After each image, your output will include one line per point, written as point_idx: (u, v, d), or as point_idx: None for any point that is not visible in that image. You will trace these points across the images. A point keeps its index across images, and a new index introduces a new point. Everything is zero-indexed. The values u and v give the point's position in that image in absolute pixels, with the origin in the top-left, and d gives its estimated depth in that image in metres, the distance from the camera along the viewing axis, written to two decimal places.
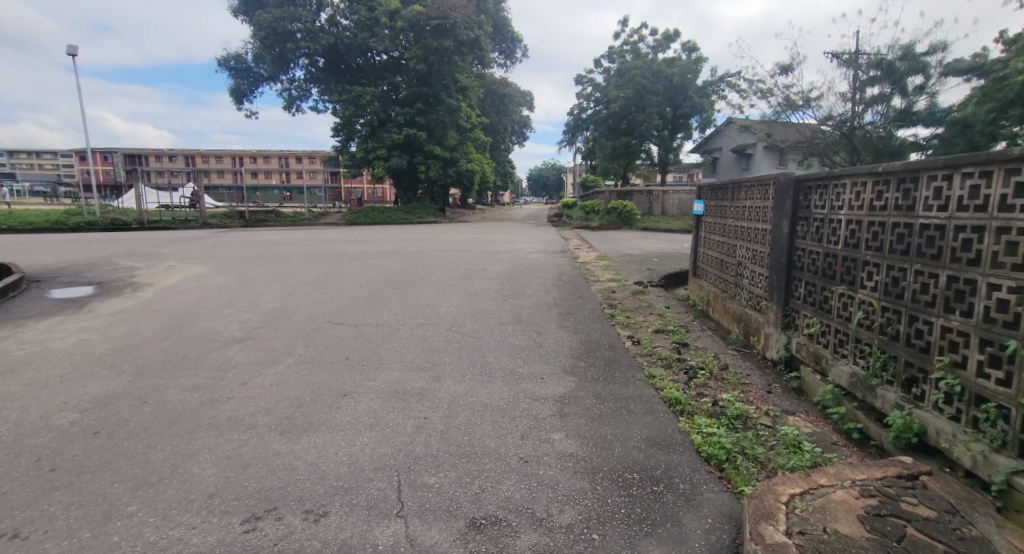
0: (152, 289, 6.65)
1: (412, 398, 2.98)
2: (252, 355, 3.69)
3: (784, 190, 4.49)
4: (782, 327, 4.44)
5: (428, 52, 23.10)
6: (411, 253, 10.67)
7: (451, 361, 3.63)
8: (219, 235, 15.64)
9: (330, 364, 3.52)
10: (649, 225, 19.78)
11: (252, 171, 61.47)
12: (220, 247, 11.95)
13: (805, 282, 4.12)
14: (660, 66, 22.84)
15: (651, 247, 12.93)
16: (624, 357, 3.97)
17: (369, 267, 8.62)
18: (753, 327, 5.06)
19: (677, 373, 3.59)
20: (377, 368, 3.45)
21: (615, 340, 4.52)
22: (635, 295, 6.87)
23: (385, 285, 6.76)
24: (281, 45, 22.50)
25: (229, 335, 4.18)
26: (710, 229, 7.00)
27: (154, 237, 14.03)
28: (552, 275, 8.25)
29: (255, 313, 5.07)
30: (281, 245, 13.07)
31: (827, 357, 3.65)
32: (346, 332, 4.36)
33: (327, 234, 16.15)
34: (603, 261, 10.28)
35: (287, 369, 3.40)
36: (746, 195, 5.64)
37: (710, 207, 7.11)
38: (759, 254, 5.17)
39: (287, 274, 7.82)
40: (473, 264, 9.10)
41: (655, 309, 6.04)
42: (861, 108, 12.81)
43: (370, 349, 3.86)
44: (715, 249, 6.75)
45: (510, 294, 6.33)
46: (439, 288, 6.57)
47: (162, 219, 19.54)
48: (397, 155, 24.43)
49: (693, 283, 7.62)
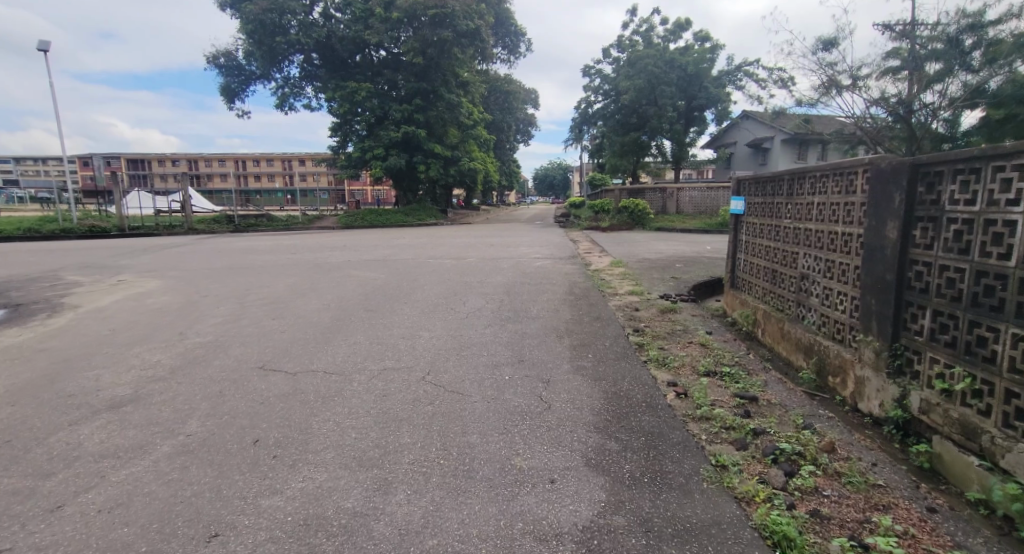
0: (73, 314, 5.49)
1: (328, 542, 1.72)
2: (115, 435, 2.45)
3: (888, 176, 3.19)
4: (889, 372, 3.14)
5: (426, 44, 21.97)
6: (400, 261, 9.46)
7: (412, 449, 2.36)
8: (200, 242, 14.54)
9: (221, 457, 2.25)
10: (663, 225, 18.43)
11: (254, 174, 60.74)
12: (192, 257, 10.78)
13: (934, 311, 2.82)
14: (673, 54, 21.51)
15: (670, 250, 11.61)
16: (672, 428, 2.70)
17: (347, 280, 7.41)
18: (835, 366, 3.75)
19: (764, 465, 2.29)
20: (294, 465, 2.20)
21: (654, 393, 3.23)
22: (664, 314, 5.61)
23: (357, 306, 5.52)
24: (270, 39, 21.41)
25: (107, 395, 2.96)
26: (756, 233, 5.73)
27: (127, 245, 12.92)
28: (561, 288, 6.97)
29: (171, 353, 3.85)
30: (263, 252, 11.90)
31: (994, 435, 2.35)
32: (278, 385, 3.12)
33: (315, 239, 15.01)
34: (619, 267, 9.02)
35: (150, 469, 2.16)
36: (813, 187, 4.36)
37: (754, 205, 5.85)
38: (840, 266, 3.88)
39: (248, 291, 6.63)
40: (470, 275, 7.88)
41: (694, 334, 4.78)
42: (916, 90, 11.68)
43: (298, 422, 2.61)
44: (763, 256, 5.50)
45: (509, 318, 5.05)
46: (422, 310, 5.33)
47: (144, 225, 18.51)
48: (394, 154, 23.27)
49: (731, 296, 6.38)
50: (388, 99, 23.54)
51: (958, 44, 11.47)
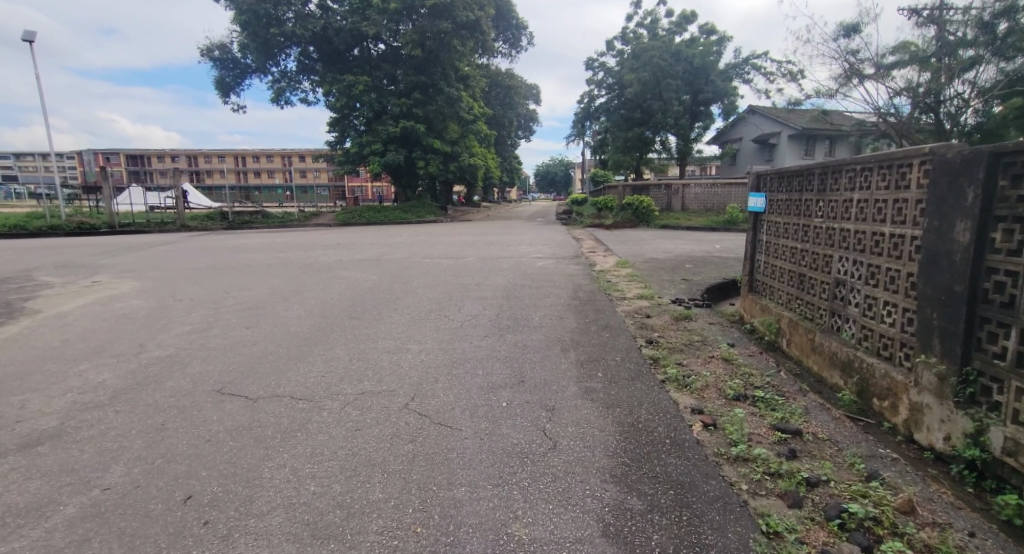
0: (29, 320, 5.00)
1: None
2: (11, 489, 1.96)
3: (959, 169, 2.69)
4: (957, 401, 2.66)
5: (424, 36, 21.45)
6: (395, 261, 8.98)
7: (385, 510, 1.88)
8: (189, 240, 14.05)
9: (137, 524, 1.77)
10: (668, 222, 17.89)
11: (254, 171, 60.32)
12: (176, 256, 10.28)
13: (1021, 331, 2.33)
14: (678, 47, 20.93)
15: (678, 250, 11.10)
16: (705, 475, 2.21)
17: (335, 283, 6.93)
18: (883, 388, 3.27)
19: (829, 533, 1.81)
20: (228, 536, 1.71)
21: (677, 424, 2.74)
22: (678, 321, 5.14)
23: (342, 313, 5.04)
24: (265, 31, 20.90)
25: (25, 429, 2.47)
26: (779, 232, 5.24)
27: (112, 244, 12.44)
28: (565, 291, 6.48)
29: (120, 371, 3.35)
30: (252, 251, 11.42)
31: None
32: (232, 416, 2.63)
33: (309, 237, 14.54)
34: (626, 268, 8.53)
35: (38, 544, 1.67)
36: (852, 182, 3.86)
37: (777, 201, 5.36)
38: (888, 273, 3.38)
39: (227, 294, 6.15)
40: (468, 276, 7.40)
41: (714, 345, 4.31)
42: (945, 79, 11.22)
43: (247, 469, 2.12)
44: (788, 258, 5.01)
45: (508, 328, 4.56)
46: (412, 318, 4.83)
47: (135, 222, 18.05)
48: (393, 150, 22.79)
49: (749, 301, 5.91)
50: (387, 93, 23.04)
51: (991, 28, 10.82)
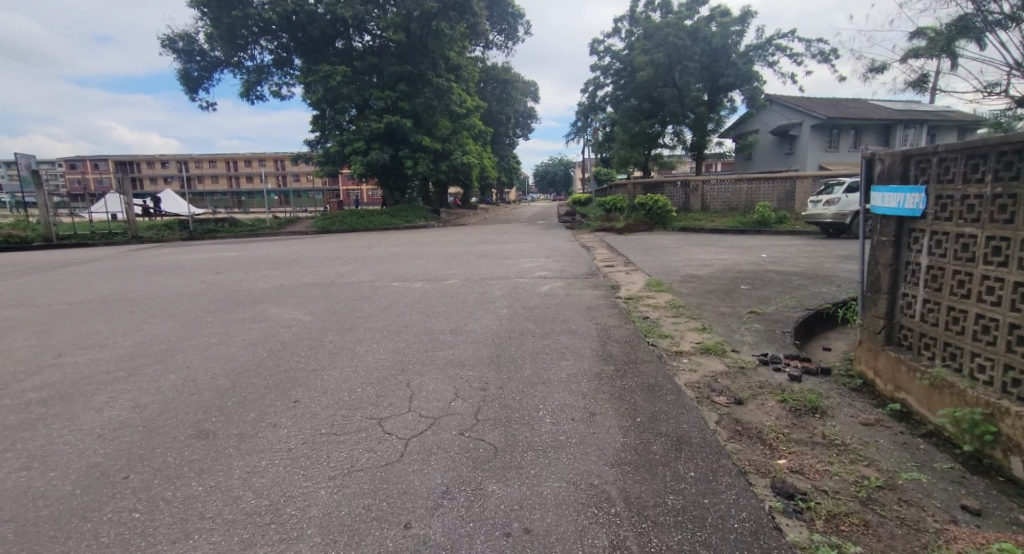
0: None
1: None
2: None
3: None
4: None
5: (408, 19, 19.18)
6: (350, 288, 6.68)
7: None
8: (127, 256, 11.81)
9: None
10: (688, 224, 15.57)
11: (246, 176, 58.15)
12: (79, 280, 8.01)
13: None
14: (696, 25, 18.58)
15: (718, 261, 8.78)
16: None
17: (246, 331, 4.66)
18: None
19: None
20: None
21: None
22: (801, 422, 2.82)
23: (190, 421, 2.71)
24: (228, 15, 18.65)
25: None
26: (978, 249, 2.94)
27: (26, 264, 10.23)
28: (590, 344, 4.19)
29: None
30: (186, 270, 9.15)
31: None
32: None
33: (270, 250, 12.24)
34: (663, 293, 6.23)
35: None
36: None
37: (964, 198, 3.06)
38: None
39: (46, 364, 3.82)
40: (445, 314, 5.12)
41: (933, 510, 2.01)
42: None
43: None
44: (1010, 303, 2.71)
45: (497, 470, 2.25)
46: (308, 436, 2.53)
47: (77, 233, 15.95)
48: (378, 148, 20.55)
49: (891, 361, 3.61)
50: (368, 85, 20.78)
51: None
